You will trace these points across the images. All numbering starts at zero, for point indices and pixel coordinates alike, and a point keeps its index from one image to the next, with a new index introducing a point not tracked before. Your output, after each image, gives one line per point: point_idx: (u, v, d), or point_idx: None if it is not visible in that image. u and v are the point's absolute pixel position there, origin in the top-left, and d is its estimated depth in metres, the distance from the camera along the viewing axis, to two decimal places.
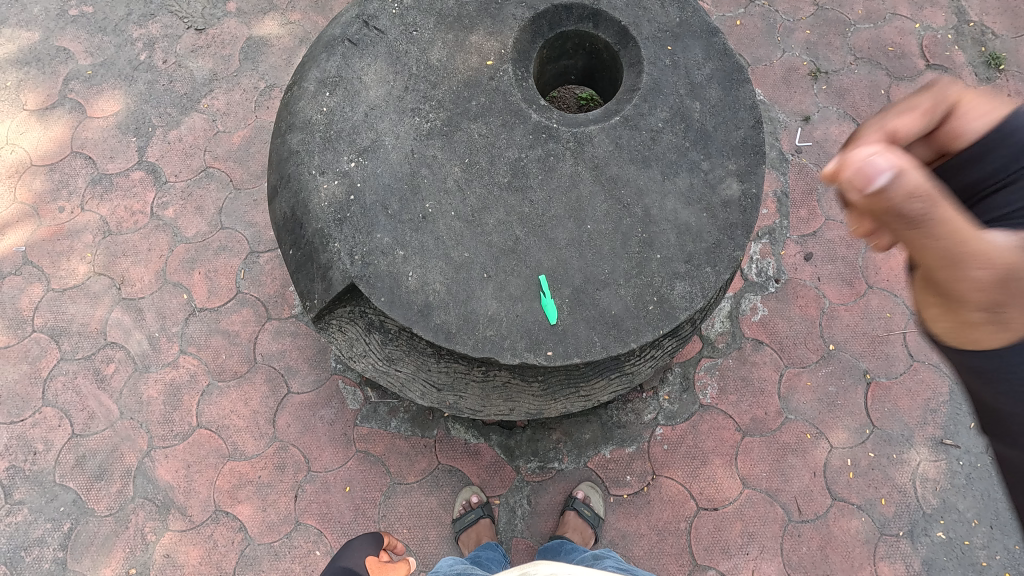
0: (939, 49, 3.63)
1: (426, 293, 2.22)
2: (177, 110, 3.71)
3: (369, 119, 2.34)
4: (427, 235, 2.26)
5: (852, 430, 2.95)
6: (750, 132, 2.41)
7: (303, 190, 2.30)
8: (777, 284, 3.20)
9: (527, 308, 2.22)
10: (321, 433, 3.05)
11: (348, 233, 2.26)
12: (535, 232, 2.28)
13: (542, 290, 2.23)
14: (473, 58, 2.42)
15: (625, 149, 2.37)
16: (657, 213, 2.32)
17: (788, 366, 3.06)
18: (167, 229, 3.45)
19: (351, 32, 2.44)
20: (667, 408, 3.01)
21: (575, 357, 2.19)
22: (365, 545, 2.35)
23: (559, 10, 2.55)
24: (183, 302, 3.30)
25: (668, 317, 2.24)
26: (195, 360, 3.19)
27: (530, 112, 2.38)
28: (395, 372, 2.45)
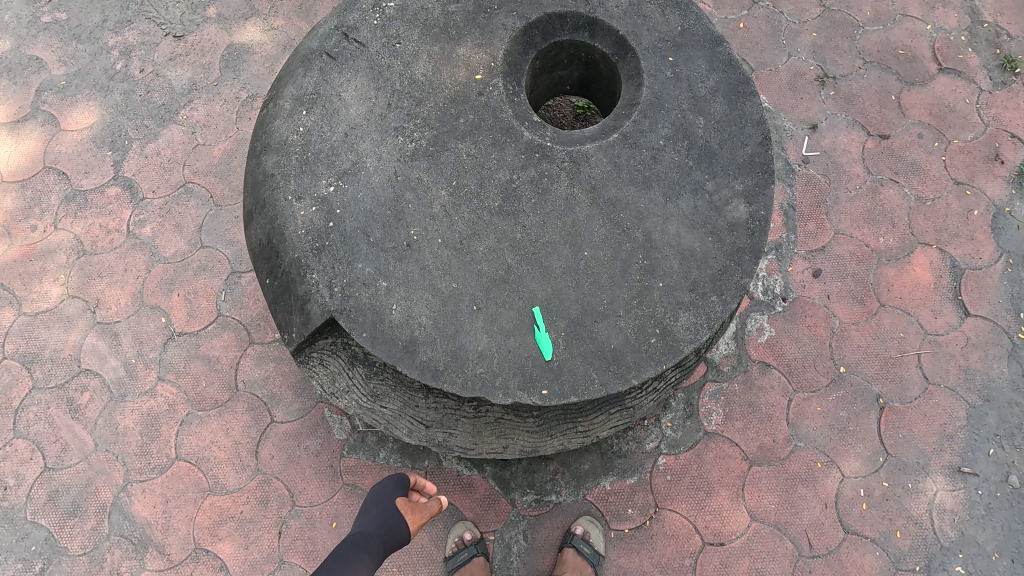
0: (952, 52, 3.46)
1: (411, 327, 2.06)
2: (155, 122, 3.54)
3: (349, 139, 2.18)
4: (412, 264, 2.10)
5: (865, 459, 2.81)
6: (757, 149, 2.25)
7: (279, 216, 2.15)
8: (785, 303, 3.04)
9: (521, 343, 2.06)
10: (307, 465, 2.90)
11: (327, 263, 2.10)
12: (528, 260, 2.12)
13: (536, 322, 2.08)
14: (461, 72, 2.26)
15: (624, 169, 2.21)
16: (659, 237, 2.16)
17: (797, 390, 2.91)
18: (144, 248, 3.29)
19: (329, 45, 2.27)
20: (670, 436, 2.86)
21: (572, 396, 2.04)
22: (390, 491, 2.50)
23: (552, 19, 2.38)
24: (161, 326, 3.14)
25: (671, 351, 2.08)
26: (174, 388, 3.04)
27: (522, 130, 2.22)
28: (380, 408, 2.31)
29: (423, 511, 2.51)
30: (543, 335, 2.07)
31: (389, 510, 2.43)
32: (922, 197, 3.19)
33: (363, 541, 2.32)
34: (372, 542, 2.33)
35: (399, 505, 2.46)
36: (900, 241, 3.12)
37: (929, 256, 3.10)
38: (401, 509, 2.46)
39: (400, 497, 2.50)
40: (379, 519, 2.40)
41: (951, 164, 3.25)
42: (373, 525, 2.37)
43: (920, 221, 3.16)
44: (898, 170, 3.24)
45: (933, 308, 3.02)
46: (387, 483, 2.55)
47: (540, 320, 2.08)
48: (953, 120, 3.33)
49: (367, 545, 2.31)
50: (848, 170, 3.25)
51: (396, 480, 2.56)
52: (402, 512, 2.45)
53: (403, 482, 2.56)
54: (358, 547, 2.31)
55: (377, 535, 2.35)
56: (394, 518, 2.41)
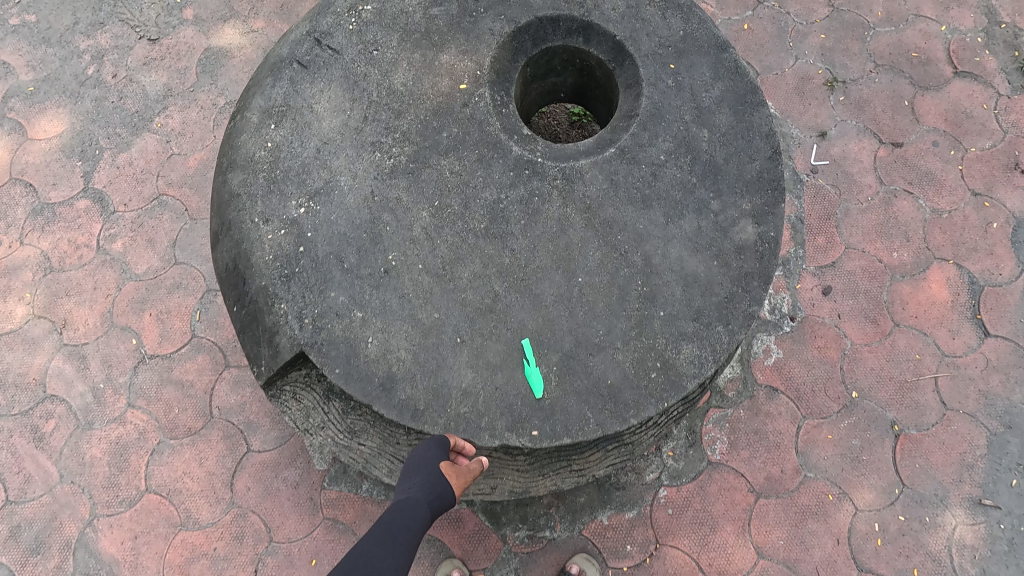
0: (968, 55, 3.28)
1: (389, 363, 1.88)
2: (128, 130, 3.36)
3: (321, 155, 2.00)
4: (390, 292, 1.92)
5: (880, 490, 2.63)
6: (766, 164, 2.07)
7: (245, 240, 1.97)
8: (793, 323, 2.86)
9: (509, 379, 1.89)
10: (285, 498, 2.73)
11: (297, 292, 1.92)
12: (517, 287, 1.95)
13: (526, 356, 1.90)
14: (444, 81, 2.08)
15: (622, 187, 2.03)
16: (659, 262, 1.98)
17: (806, 417, 2.73)
18: (114, 265, 3.11)
19: (300, 52, 2.09)
20: (672, 466, 2.68)
21: (565, 437, 1.87)
22: (433, 458, 1.80)
23: (544, 23, 2.19)
24: (132, 348, 2.96)
25: (674, 387, 1.91)
26: (144, 415, 2.86)
27: (510, 144, 2.04)
28: (358, 447, 2.14)
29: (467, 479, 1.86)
30: (532, 369, 1.89)
31: (433, 482, 1.79)
32: (938, 209, 3.02)
33: (407, 518, 1.76)
34: (419, 514, 1.77)
35: (444, 472, 1.80)
36: (915, 256, 2.95)
37: (946, 272, 2.92)
38: (446, 478, 1.80)
39: (446, 464, 1.81)
40: (425, 491, 1.78)
41: (968, 173, 3.07)
42: (418, 496, 1.78)
43: (936, 235, 2.98)
44: (912, 181, 3.06)
45: (950, 328, 2.84)
46: (425, 448, 1.82)
47: (530, 353, 1.90)
48: (970, 126, 3.15)
49: (412, 520, 1.76)
50: (859, 181, 3.07)
51: (435, 442, 1.82)
52: (448, 481, 1.80)
53: (444, 445, 1.82)
54: (400, 525, 1.75)
55: (423, 505, 1.78)
56: (443, 488, 1.80)
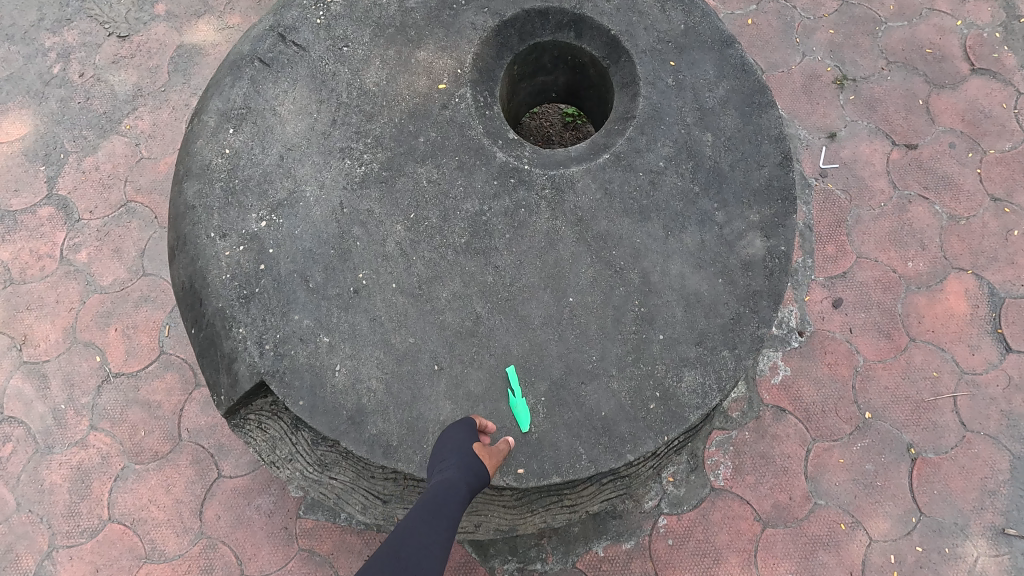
0: (986, 51, 3.09)
1: (358, 393, 1.70)
2: (95, 133, 3.16)
3: (285, 163, 1.81)
4: (360, 314, 1.74)
5: (896, 519, 2.45)
6: (776, 171, 1.89)
7: (200, 256, 1.78)
8: (801, 338, 2.67)
9: (491, 411, 1.70)
10: (257, 528, 2.55)
11: (257, 315, 1.74)
12: (501, 308, 1.76)
13: (511, 385, 1.71)
14: (421, 80, 1.89)
15: (616, 197, 1.84)
16: (658, 279, 1.80)
17: (816, 440, 2.54)
18: (78, 277, 2.92)
19: (262, 49, 1.90)
20: (672, 493, 2.49)
21: (554, 475, 1.68)
22: (461, 438, 1.58)
23: (531, 16, 2.00)
24: (96, 366, 2.77)
25: (675, 419, 1.72)
26: (108, 438, 2.68)
27: (494, 150, 1.86)
28: (329, 481, 1.95)
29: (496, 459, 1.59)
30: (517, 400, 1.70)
31: (470, 459, 1.53)
32: (956, 215, 2.83)
33: (449, 497, 1.44)
34: (460, 494, 1.46)
35: (477, 449, 1.56)
36: (931, 265, 2.76)
37: (964, 283, 2.74)
38: (480, 456, 1.55)
39: (476, 443, 1.58)
40: (464, 467, 1.51)
41: (987, 177, 2.89)
42: (457, 474, 1.49)
43: (953, 243, 2.79)
44: (927, 185, 2.88)
45: (970, 343, 2.66)
46: (452, 432, 1.60)
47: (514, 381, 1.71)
48: (988, 127, 2.96)
49: (454, 501, 1.45)
50: (871, 185, 2.88)
51: (461, 425, 1.61)
52: (483, 459, 1.55)
53: (471, 428, 1.61)
54: (441, 505, 1.43)
55: (464, 482, 1.48)
56: (480, 468, 1.53)
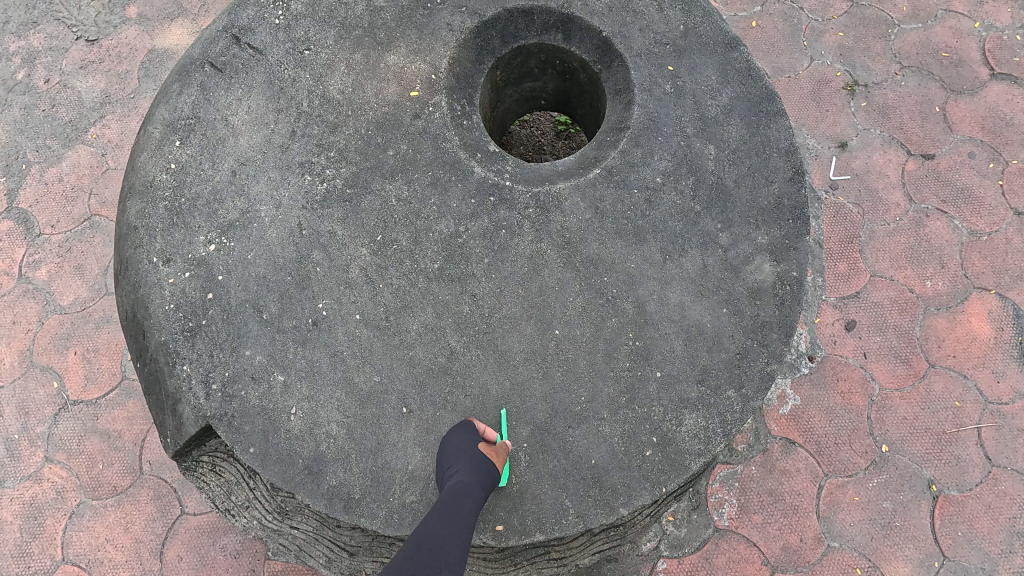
0: (1006, 54, 2.90)
1: (316, 439, 1.50)
2: (59, 142, 2.98)
3: (238, 179, 1.62)
4: (319, 349, 1.55)
5: (916, 563, 2.25)
6: (786, 188, 1.70)
7: (141, 284, 1.59)
8: (812, 363, 2.47)
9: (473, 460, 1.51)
10: (222, 570, 2.35)
11: (204, 350, 1.54)
12: (479, 342, 1.57)
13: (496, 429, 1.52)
14: (391, 87, 1.70)
15: (608, 217, 1.65)
16: (655, 309, 1.60)
17: (829, 475, 2.34)
18: (37, 296, 2.73)
19: (214, 52, 1.71)
20: (672, 534, 2.29)
21: (537, 533, 1.48)
22: (466, 440, 1.43)
23: (515, 16, 1.81)
24: (53, 393, 2.58)
25: (674, 468, 1.52)
26: (64, 471, 2.48)
27: (472, 165, 1.67)
28: (290, 531, 1.74)
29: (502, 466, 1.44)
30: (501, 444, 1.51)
31: (482, 458, 1.40)
32: (977, 231, 2.63)
33: (463, 505, 1.35)
34: (475, 498, 1.37)
35: (482, 450, 1.42)
36: (951, 285, 2.57)
37: (987, 304, 2.54)
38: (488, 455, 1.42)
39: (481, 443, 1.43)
40: (476, 472, 1.38)
41: (1009, 189, 2.69)
42: (468, 479, 1.37)
43: (974, 260, 2.60)
44: (945, 198, 2.68)
45: (993, 369, 2.46)
46: (455, 434, 1.46)
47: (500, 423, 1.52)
48: (1010, 136, 2.77)
49: (469, 508, 1.35)
50: (885, 198, 2.69)
51: (463, 427, 1.46)
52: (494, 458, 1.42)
53: (475, 427, 1.47)
54: (455, 515, 1.34)
55: (477, 486, 1.38)
56: (491, 468, 1.41)
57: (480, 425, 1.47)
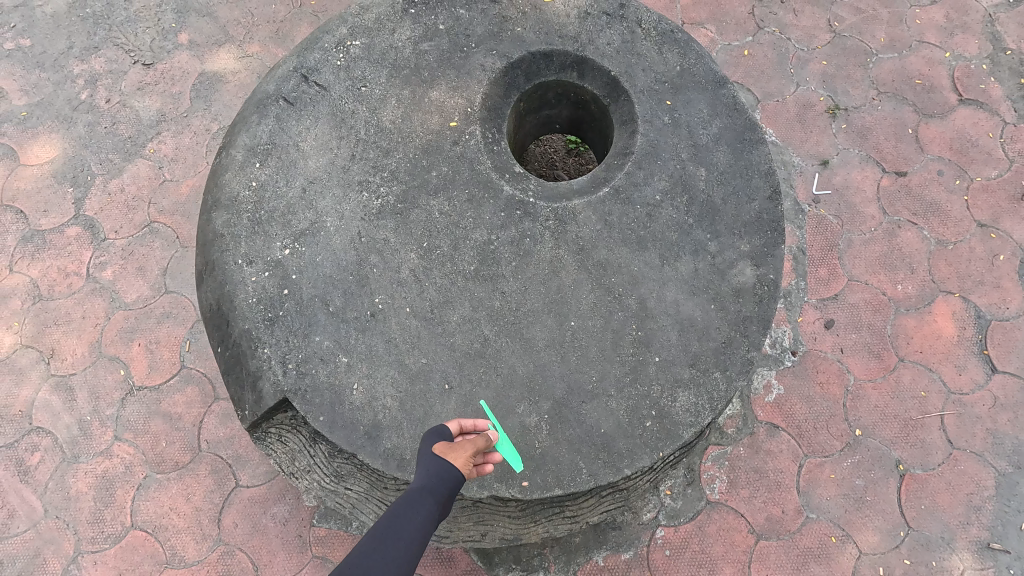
0: (973, 82, 3.22)
1: (374, 410, 1.82)
2: (120, 156, 3.32)
3: (307, 195, 1.95)
4: (376, 336, 1.87)
5: (884, 533, 2.55)
6: (765, 204, 2.02)
7: (227, 282, 1.91)
8: (794, 357, 2.78)
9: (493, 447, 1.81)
10: (273, 535, 2.67)
11: (281, 336, 1.87)
12: (507, 331, 1.89)
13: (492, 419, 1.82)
14: (433, 119, 2.03)
15: (616, 228, 1.97)
16: (655, 305, 1.92)
17: (808, 456, 2.65)
18: (104, 294, 3.06)
19: (286, 88, 2.04)
20: (669, 505, 2.61)
21: (556, 488, 1.80)
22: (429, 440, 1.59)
23: (537, 57, 2.14)
24: (120, 379, 2.91)
25: (669, 437, 1.84)
26: (131, 448, 2.81)
27: (502, 183, 1.99)
28: (345, 491, 2.07)
29: (468, 449, 1.56)
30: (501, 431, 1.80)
31: (436, 469, 1.49)
32: (944, 240, 2.95)
33: (411, 512, 1.38)
34: (422, 512, 1.40)
35: (435, 451, 1.54)
36: (919, 288, 2.88)
37: (952, 305, 2.85)
38: (444, 456, 1.53)
39: (440, 440, 1.59)
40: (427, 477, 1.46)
41: (973, 203, 3.01)
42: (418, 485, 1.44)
43: (941, 267, 2.91)
44: (916, 211, 3.00)
45: (956, 363, 2.77)
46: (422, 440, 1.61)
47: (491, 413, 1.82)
48: (975, 155, 3.09)
49: (416, 520, 1.38)
50: (862, 211, 3.00)
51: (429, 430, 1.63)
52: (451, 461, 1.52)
53: (440, 429, 1.62)
54: (400, 523, 1.36)
55: (427, 496, 1.43)
56: (446, 472, 1.49)
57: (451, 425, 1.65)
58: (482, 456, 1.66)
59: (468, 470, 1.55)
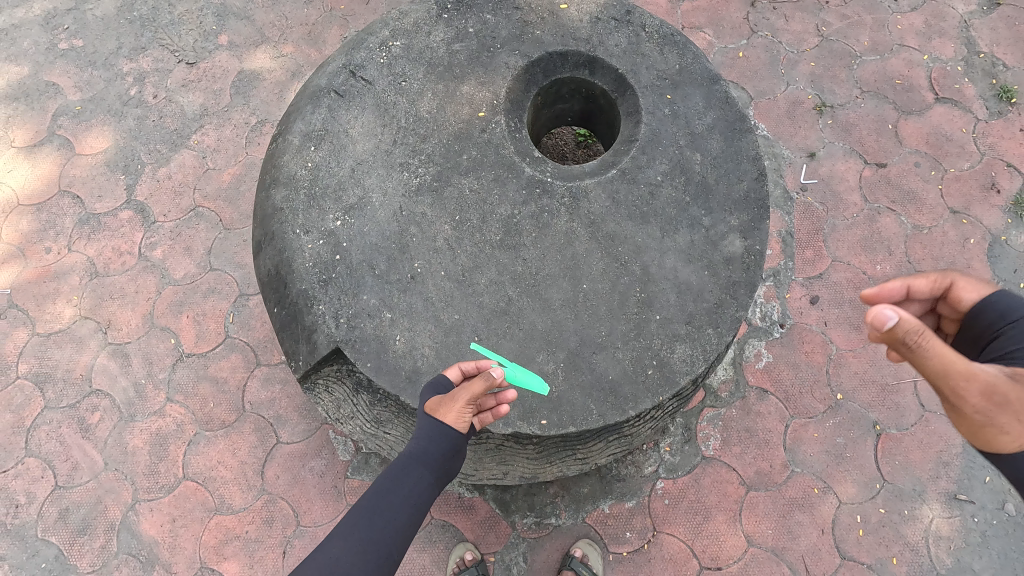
0: (949, 82, 3.52)
1: (414, 358, 2.11)
2: (167, 147, 3.62)
3: (356, 174, 2.26)
4: (415, 295, 2.17)
5: (861, 485, 2.84)
6: (753, 185, 2.31)
7: (287, 249, 2.21)
8: (782, 329, 3.08)
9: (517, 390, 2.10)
10: (311, 486, 2.97)
11: (334, 295, 2.17)
12: (528, 292, 2.18)
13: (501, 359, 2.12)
14: (464, 109, 2.34)
15: (622, 204, 2.27)
16: (656, 271, 2.22)
17: (794, 417, 2.94)
18: (155, 271, 3.36)
19: (337, 83, 2.37)
20: (669, 460, 2.90)
21: (570, 426, 2.07)
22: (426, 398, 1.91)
23: (554, 57, 2.45)
24: (171, 347, 3.21)
25: (668, 383, 2.12)
26: (182, 408, 3.11)
27: (523, 166, 2.29)
28: (384, 435, 2.34)
29: (456, 404, 1.81)
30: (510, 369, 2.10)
31: (431, 433, 1.80)
32: (920, 225, 3.24)
33: (408, 478, 1.74)
34: (417, 476, 1.75)
35: (426, 410, 1.85)
36: (897, 268, 3.17)
37: None
38: (433, 416, 1.83)
39: (433, 396, 1.88)
40: (426, 444, 1.79)
41: (948, 192, 3.30)
42: (417, 453, 1.77)
43: (917, 249, 3.20)
44: (894, 199, 3.29)
45: None
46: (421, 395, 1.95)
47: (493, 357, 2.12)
48: (949, 148, 3.38)
49: (408, 487, 1.73)
50: (845, 199, 3.30)
51: (428, 385, 1.94)
52: (440, 420, 1.81)
53: (440, 381, 1.94)
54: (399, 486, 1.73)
55: (423, 463, 1.76)
56: (442, 437, 1.79)
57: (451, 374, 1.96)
58: (495, 397, 1.94)
59: (463, 418, 1.83)
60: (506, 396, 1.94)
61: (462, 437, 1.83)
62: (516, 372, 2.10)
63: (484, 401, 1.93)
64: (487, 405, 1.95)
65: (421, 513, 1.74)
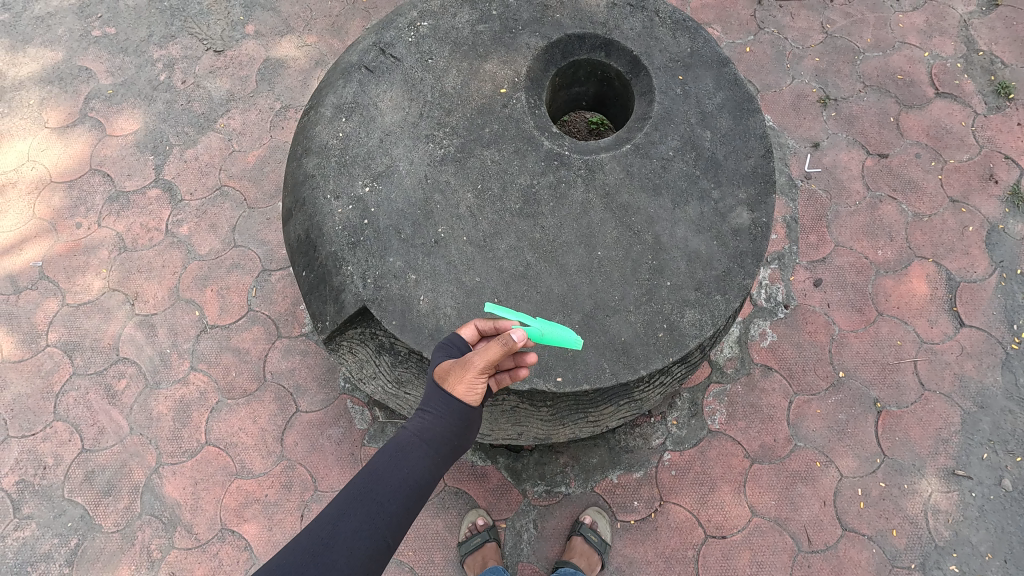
0: (949, 78, 3.64)
1: (437, 316, 2.21)
2: (195, 129, 3.76)
3: (384, 144, 2.41)
4: (439, 259, 2.28)
5: (862, 460, 2.93)
6: (760, 161, 2.43)
7: (317, 214, 2.33)
8: (787, 310, 3.19)
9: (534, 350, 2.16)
10: (329, 452, 3.07)
11: (362, 257, 2.28)
12: (546, 258, 2.28)
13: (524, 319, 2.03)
14: (487, 86, 2.51)
15: (636, 177, 2.39)
16: (667, 240, 2.32)
17: (798, 393, 3.04)
18: (181, 246, 3.48)
19: (367, 59, 2.58)
20: (676, 433, 3.00)
21: (584, 384, 2.14)
22: (438, 363, 1.88)
23: (572, 39, 2.62)
24: (195, 319, 3.33)
25: (678, 345, 2.19)
26: (205, 376, 3.22)
27: (543, 139, 2.43)
28: (405, 396, 2.36)
29: (468, 372, 1.76)
30: (536, 327, 1.98)
31: (437, 409, 1.77)
32: (920, 214, 3.35)
33: (412, 456, 1.71)
34: (418, 455, 1.71)
35: (437, 377, 1.82)
36: (898, 254, 3.28)
37: (925, 269, 3.25)
38: (443, 385, 1.79)
39: (446, 362, 1.85)
40: (432, 420, 1.76)
41: (947, 182, 3.41)
42: (419, 430, 1.75)
43: (916, 236, 3.31)
44: (896, 188, 3.41)
45: (928, 318, 3.16)
46: (434, 357, 1.92)
47: (513, 316, 2.06)
48: (949, 141, 3.50)
49: (410, 465, 1.69)
50: (848, 187, 3.42)
51: (443, 347, 1.92)
52: (450, 391, 1.78)
53: (455, 341, 1.93)
54: (400, 463, 1.69)
55: (425, 441, 1.73)
56: (447, 414, 1.77)
57: (467, 334, 1.96)
58: (514, 362, 1.94)
59: (474, 389, 1.78)
60: (524, 359, 1.93)
61: (473, 409, 1.80)
62: (541, 330, 1.98)
63: (502, 365, 1.93)
64: (504, 368, 1.95)
65: (421, 497, 1.69)
